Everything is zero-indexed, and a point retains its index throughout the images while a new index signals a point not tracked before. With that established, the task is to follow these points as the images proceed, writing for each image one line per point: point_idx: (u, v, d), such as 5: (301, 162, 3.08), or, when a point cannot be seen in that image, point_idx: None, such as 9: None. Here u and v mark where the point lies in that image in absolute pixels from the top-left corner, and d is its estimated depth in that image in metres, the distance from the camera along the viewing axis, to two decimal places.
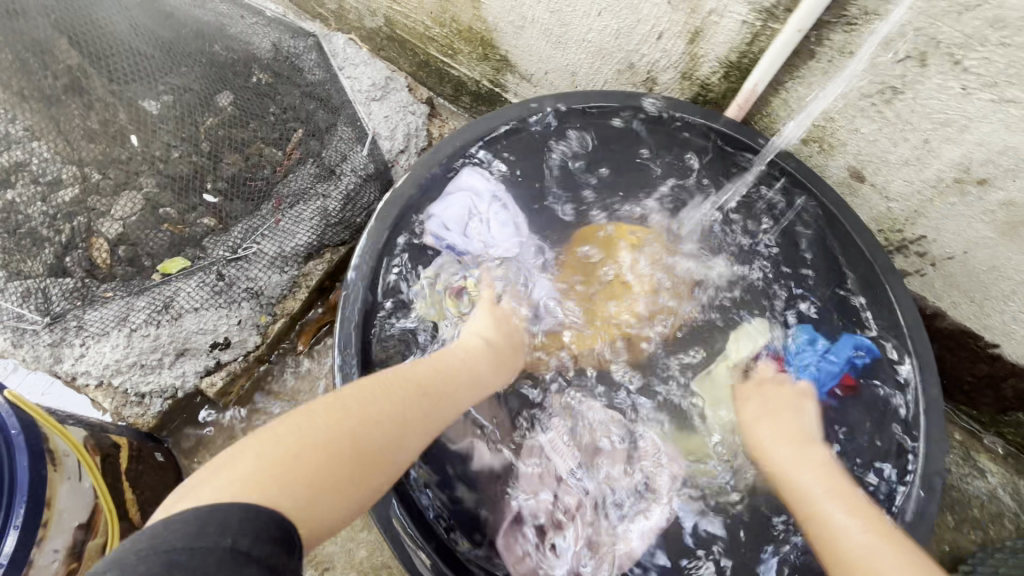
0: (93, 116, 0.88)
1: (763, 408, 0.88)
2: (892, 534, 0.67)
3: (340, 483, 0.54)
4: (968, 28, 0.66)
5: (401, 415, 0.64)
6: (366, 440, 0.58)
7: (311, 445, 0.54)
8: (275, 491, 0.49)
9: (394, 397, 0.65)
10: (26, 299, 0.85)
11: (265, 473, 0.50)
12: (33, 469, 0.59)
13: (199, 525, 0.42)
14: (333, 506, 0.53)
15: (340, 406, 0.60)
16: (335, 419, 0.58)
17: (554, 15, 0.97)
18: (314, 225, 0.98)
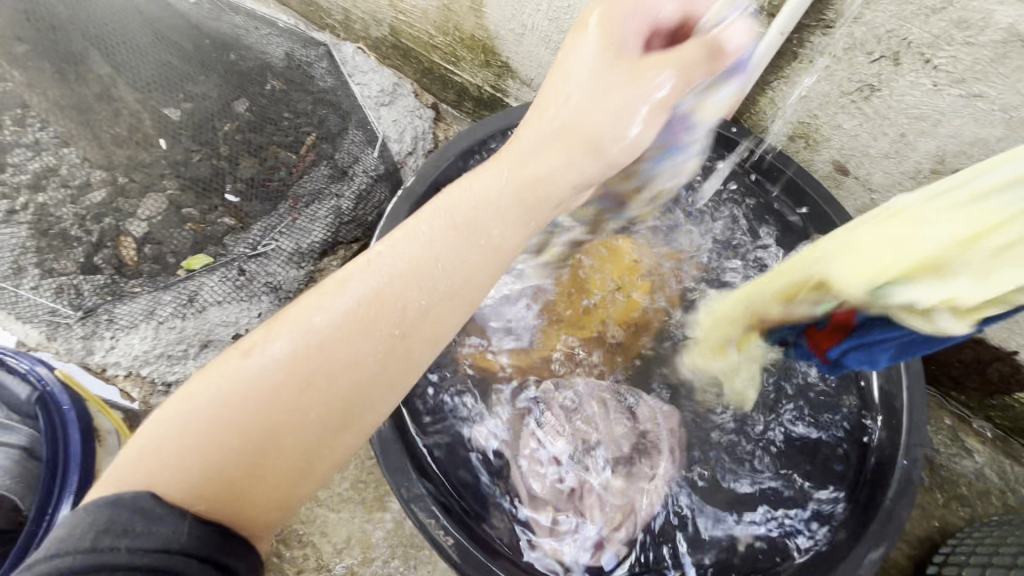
0: (120, 124, 0.95)
1: None
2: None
3: (258, 470, 0.47)
4: (936, 29, 0.72)
5: (328, 360, 0.48)
6: (283, 414, 0.47)
7: (198, 439, 0.46)
8: (182, 490, 0.44)
9: (319, 340, 0.48)
10: (60, 294, 0.90)
11: (167, 471, 0.45)
12: (82, 443, 0.67)
13: (77, 536, 0.40)
14: (266, 491, 0.47)
15: (242, 381, 0.47)
16: (233, 394, 0.46)
17: (553, 23, 1.03)
18: (328, 223, 1.04)
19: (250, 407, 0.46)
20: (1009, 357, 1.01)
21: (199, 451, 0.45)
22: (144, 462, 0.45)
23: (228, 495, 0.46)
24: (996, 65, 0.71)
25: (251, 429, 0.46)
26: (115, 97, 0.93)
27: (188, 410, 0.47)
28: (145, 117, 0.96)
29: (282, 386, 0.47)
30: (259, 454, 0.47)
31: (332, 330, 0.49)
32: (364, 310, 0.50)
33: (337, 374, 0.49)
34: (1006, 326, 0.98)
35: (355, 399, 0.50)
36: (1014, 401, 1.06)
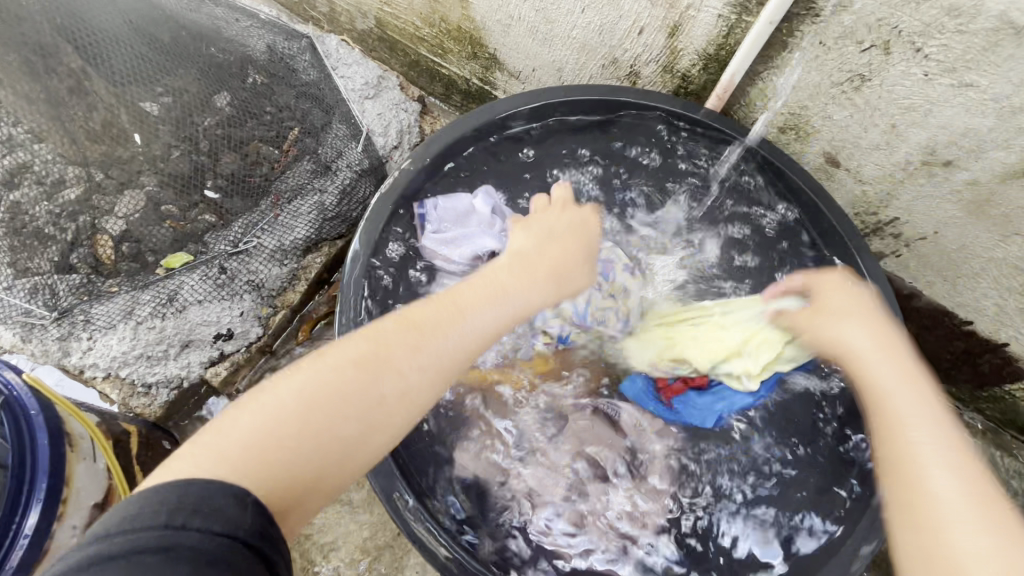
0: (95, 117, 0.89)
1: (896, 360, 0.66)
2: (970, 459, 0.57)
3: (334, 453, 0.54)
4: (927, 17, 0.70)
5: (395, 367, 0.58)
6: (367, 406, 0.56)
7: (302, 407, 0.54)
8: (245, 468, 0.49)
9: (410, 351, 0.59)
10: (34, 294, 0.88)
11: (264, 436, 0.51)
12: (53, 448, 0.62)
13: (136, 507, 0.42)
14: (323, 474, 0.53)
15: (349, 368, 0.56)
16: (334, 381, 0.55)
17: (540, 13, 1.01)
18: (312, 220, 1.03)
19: (349, 390, 0.55)
20: (1000, 348, 1.00)
21: (298, 420, 0.53)
22: (217, 443, 0.50)
23: (284, 482, 0.51)
24: (987, 54, 0.70)
25: (321, 418, 0.54)
26: (90, 92, 0.88)
27: (298, 384, 0.55)
28: (122, 112, 0.90)
29: (355, 382, 0.56)
30: (320, 440, 0.53)
31: (405, 343, 0.59)
32: (433, 328, 0.61)
33: (402, 379, 0.58)
34: (996, 319, 0.98)
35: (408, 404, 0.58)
36: (1006, 392, 1.06)
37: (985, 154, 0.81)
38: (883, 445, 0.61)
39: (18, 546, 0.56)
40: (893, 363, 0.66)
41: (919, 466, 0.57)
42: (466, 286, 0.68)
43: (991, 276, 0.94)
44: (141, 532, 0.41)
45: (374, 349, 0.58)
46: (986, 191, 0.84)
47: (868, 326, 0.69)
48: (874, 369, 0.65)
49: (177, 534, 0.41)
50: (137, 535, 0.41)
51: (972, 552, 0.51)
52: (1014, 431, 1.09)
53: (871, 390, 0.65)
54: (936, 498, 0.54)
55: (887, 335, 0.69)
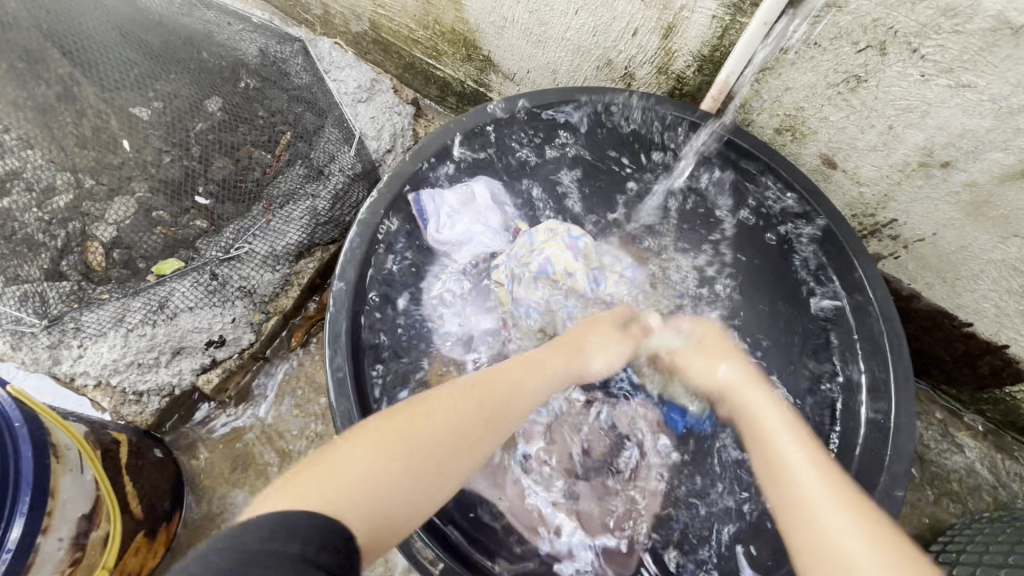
0: (84, 123, 0.89)
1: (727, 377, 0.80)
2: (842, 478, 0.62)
3: (420, 493, 0.58)
4: (923, 17, 0.69)
5: (474, 426, 0.63)
6: (451, 459, 0.60)
7: (402, 454, 0.57)
8: (350, 503, 0.52)
9: (486, 411, 0.65)
10: (24, 302, 0.87)
11: (369, 477, 0.54)
12: (37, 460, 0.61)
13: (267, 533, 0.44)
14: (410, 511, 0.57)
15: (444, 420, 0.61)
16: (429, 431, 0.60)
17: (533, 15, 1.00)
18: (304, 225, 1.02)
19: (444, 441, 0.60)
20: (1000, 350, 0.99)
21: (399, 464, 0.56)
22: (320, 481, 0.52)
23: (379, 523, 0.53)
24: (985, 54, 0.69)
25: (416, 465, 0.57)
26: (78, 98, 0.88)
27: (401, 431, 0.58)
28: (112, 118, 0.91)
29: (443, 435, 0.60)
30: (411, 486, 0.57)
31: (475, 403, 0.65)
32: (500, 391, 0.68)
33: (479, 435, 0.64)
34: (995, 321, 0.97)
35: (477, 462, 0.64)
36: (1006, 395, 1.04)
37: (983, 155, 0.80)
38: (769, 486, 0.65)
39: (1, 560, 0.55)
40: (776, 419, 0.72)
41: (791, 486, 0.61)
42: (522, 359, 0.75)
43: (991, 277, 0.92)
44: (275, 558, 0.42)
45: (457, 407, 0.63)
46: (985, 192, 0.83)
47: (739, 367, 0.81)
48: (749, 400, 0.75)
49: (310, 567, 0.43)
50: (267, 562, 0.41)
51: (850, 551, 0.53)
52: (1015, 433, 1.09)
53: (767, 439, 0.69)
54: (821, 519, 0.57)
55: (714, 350, 0.85)
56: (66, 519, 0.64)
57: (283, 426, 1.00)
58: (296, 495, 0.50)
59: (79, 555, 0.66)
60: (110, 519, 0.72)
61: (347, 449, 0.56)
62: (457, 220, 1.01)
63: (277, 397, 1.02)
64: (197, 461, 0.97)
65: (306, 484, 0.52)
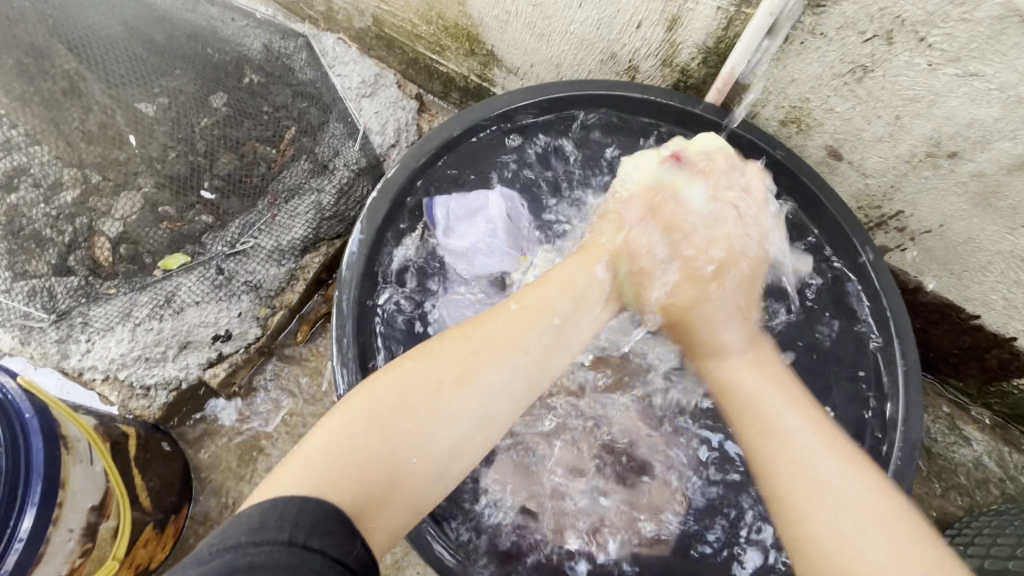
0: (90, 119, 0.90)
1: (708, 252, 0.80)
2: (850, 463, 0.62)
3: (400, 455, 0.57)
4: (930, 5, 0.69)
5: (468, 373, 0.63)
6: (428, 413, 0.60)
7: (367, 422, 0.57)
8: (329, 476, 0.53)
9: (458, 359, 0.63)
10: (32, 298, 0.88)
11: (341, 458, 0.54)
12: (47, 451, 0.61)
13: (260, 519, 0.46)
14: (404, 477, 0.57)
15: (410, 384, 0.60)
16: (399, 393, 0.60)
17: (537, 8, 1.00)
18: (310, 219, 1.02)
19: (414, 398, 0.60)
20: (1008, 343, 0.99)
21: (365, 434, 0.57)
22: (303, 458, 0.54)
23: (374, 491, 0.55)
24: (992, 42, 0.69)
25: (393, 426, 0.58)
26: (84, 93, 0.89)
27: (367, 401, 0.59)
28: (117, 112, 0.91)
29: (423, 393, 0.60)
30: (396, 448, 0.57)
31: (465, 349, 0.64)
32: (490, 340, 0.65)
33: (474, 383, 0.62)
34: (1004, 312, 0.96)
35: (486, 417, 0.63)
36: (1014, 387, 1.04)
37: (990, 145, 0.79)
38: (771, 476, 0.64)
39: (13, 549, 0.55)
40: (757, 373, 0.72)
41: (784, 477, 0.62)
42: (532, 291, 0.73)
43: (999, 268, 0.92)
44: (265, 546, 0.44)
45: (442, 361, 0.63)
46: (993, 182, 0.83)
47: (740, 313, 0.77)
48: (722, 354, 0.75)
49: (301, 552, 0.44)
50: (263, 548, 0.44)
51: (844, 539, 0.56)
52: (1022, 426, 1.08)
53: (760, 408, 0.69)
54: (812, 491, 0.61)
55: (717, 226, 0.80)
56: (76, 511, 0.65)
57: (289, 421, 1.00)
58: (276, 483, 0.52)
59: (89, 546, 0.67)
60: (120, 510, 0.73)
61: (333, 422, 0.57)
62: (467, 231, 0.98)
63: (284, 392, 1.02)
64: (204, 455, 0.98)
65: (293, 461, 0.54)
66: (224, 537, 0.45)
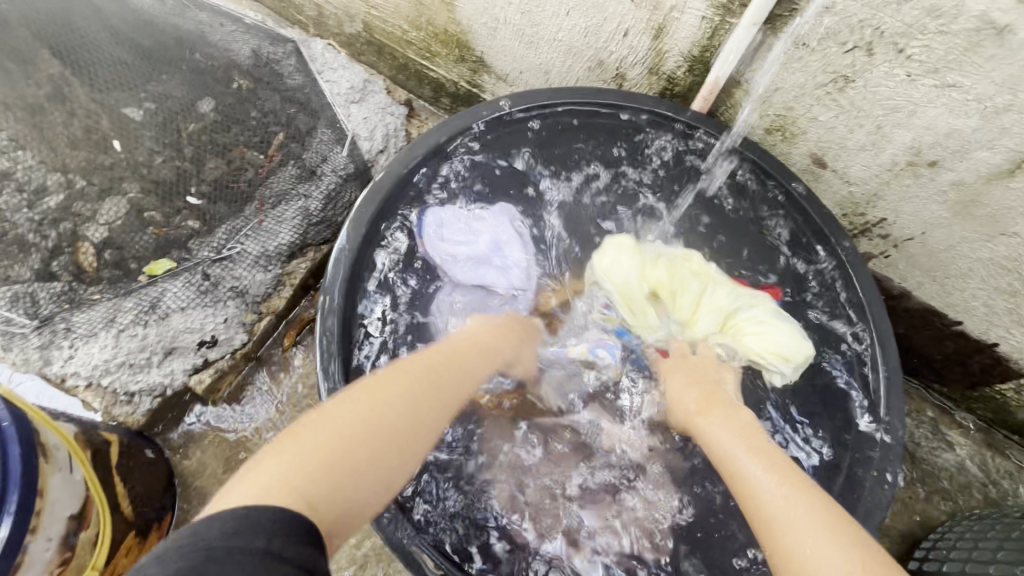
0: (75, 124, 0.91)
1: (687, 375, 0.87)
2: (780, 456, 0.69)
3: (361, 467, 0.58)
4: (908, 18, 0.70)
5: (414, 399, 0.67)
6: (386, 428, 0.62)
7: (331, 438, 0.57)
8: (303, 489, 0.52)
9: (410, 382, 0.69)
10: (15, 303, 0.87)
11: (299, 472, 0.53)
12: (25, 458, 0.60)
13: (237, 522, 0.44)
14: (361, 491, 0.57)
15: (367, 401, 0.63)
16: (355, 410, 0.61)
17: (525, 16, 1.01)
18: (297, 225, 1.02)
19: (373, 411, 0.62)
20: (989, 348, 1.00)
21: (329, 447, 0.56)
22: (262, 474, 0.52)
23: (348, 507, 0.55)
24: (969, 54, 0.70)
25: (357, 441, 0.59)
26: (70, 98, 0.90)
27: (322, 418, 0.59)
28: (104, 117, 0.92)
29: (396, 424, 0.63)
30: (362, 474, 0.58)
31: (428, 382, 0.70)
32: (443, 373, 0.73)
33: (432, 416, 0.68)
34: (985, 319, 0.97)
35: (425, 428, 0.67)
36: (995, 392, 1.05)
37: (969, 154, 0.80)
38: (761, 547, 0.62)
39: None
40: (709, 411, 0.79)
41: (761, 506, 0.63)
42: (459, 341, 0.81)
43: (980, 276, 0.93)
44: (244, 554, 0.42)
45: (412, 397, 0.67)
46: (972, 191, 0.84)
47: (682, 377, 0.87)
48: (710, 428, 0.76)
49: (275, 558, 0.43)
50: (238, 557, 0.41)
51: (805, 548, 0.57)
52: (1005, 430, 1.09)
53: (724, 459, 0.71)
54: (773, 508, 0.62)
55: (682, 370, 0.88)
56: (54, 520, 0.64)
57: (275, 426, 1.00)
58: (229, 496, 0.49)
59: (69, 555, 0.66)
60: (99, 518, 0.72)
61: (305, 436, 0.57)
62: (462, 228, 1.02)
63: (269, 398, 1.01)
64: (187, 462, 0.97)
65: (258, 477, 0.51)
66: (198, 535, 0.42)
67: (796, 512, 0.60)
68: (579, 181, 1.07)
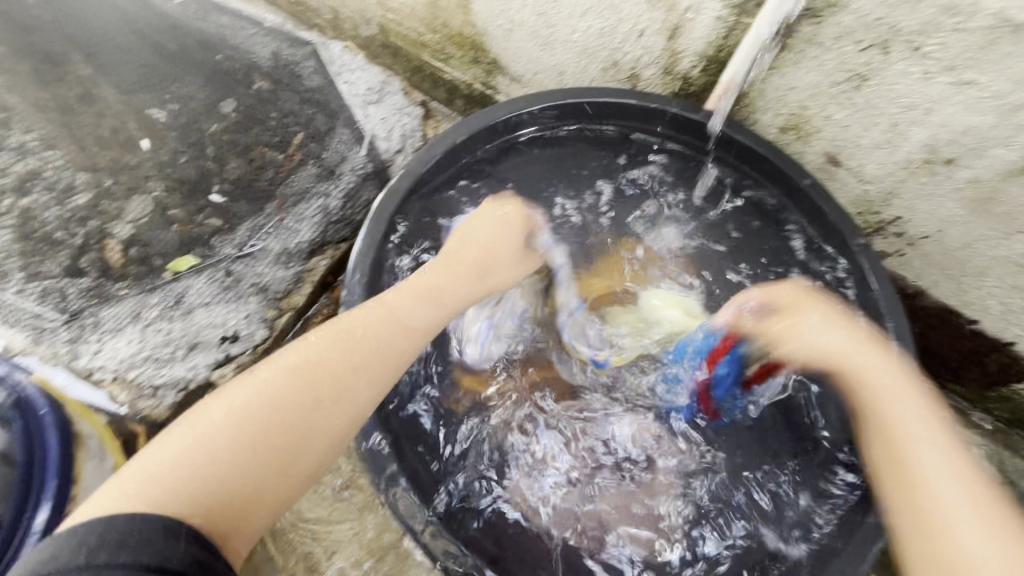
0: (104, 125, 0.95)
1: (827, 316, 0.73)
2: (956, 444, 0.63)
3: (253, 456, 0.57)
4: (924, 16, 0.71)
5: (322, 372, 0.62)
6: (285, 412, 0.60)
7: (219, 431, 0.57)
8: (166, 490, 0.53)
9: (318, 353, 0.63)
10: (45, 298, 0.89)
11: (179, 472, 0.54)
12: (60, 450, 0.67)
13: (117, 537, 0.47)
14: (261, 485, 0.57)
15: (270, 383, 0.60)
16: (254, 397, 0.59)
17: (540, 17, 1.02)
18: (317, 223, 1.03)
19: (274, 395, 0.60)
20: (1007, 347, 1.00)
21: (218, 442, 0.56)
22: (144, 474, 0.54)
23: (234, 502, 0.55)
24: (986, 52, 0.70)
25: (251, 430, 0.58)
26: (97, 99, 0.96)
27: (217, 405, 0.59)
28: (130, 119, 0.96)
29: (284, 405, 0.60)
30: (256, 464, 0.57)
31: (337, 355, 0.64)
32: (362, 338, 0.67)
33: (338, 388, 0.63)
34: (1003, 317, 0.97)
35: (343, 401, 0.63)
36: (1013, 391, 1.05)
37: (986, 152, 0.81)
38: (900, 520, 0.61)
39: (30, 540, 0.62)
40: (872, 353, 0.70)
41: (919, 491, 0.60)
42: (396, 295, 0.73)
43: (997, 273, 0.93)
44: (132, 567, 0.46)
45: (317, 367, 0.62)
46: (989, 189, 0.84)
47: (839, 324, 0.73)
48: (876, 383, 0.68)
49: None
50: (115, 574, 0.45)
51: (966, 555, 0.55)
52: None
53: (881, 409, 0.66)
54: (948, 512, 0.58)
55: (835, 317, 0.73)
56: None
57: None
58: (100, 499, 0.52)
59: None
60: None
61: (184, 428, 0.57)
62: None
63: None
64: None
65: (135, 477, 0.53)
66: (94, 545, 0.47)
67: (968, 516, 0.57)
68: (598, 191, 1.06)
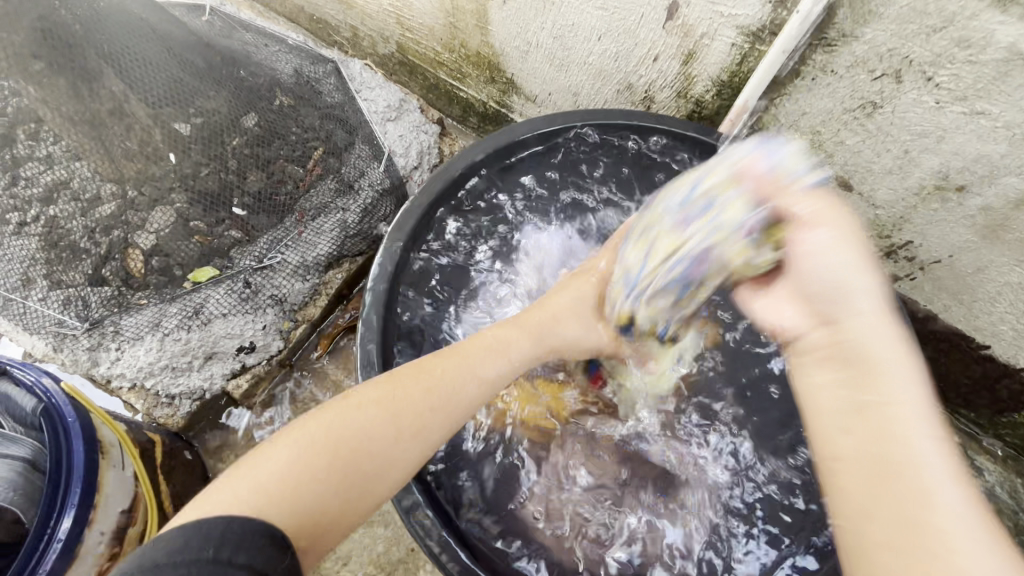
0: (131, 137, 0.91)
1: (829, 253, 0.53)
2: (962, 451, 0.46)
3: (354, 480, 0.57)
4: (937, 48, 0.72)
5: (425, 406, 0.64)
6: (384, 443, 0.60)
7: (331, 440, 0.57)
8: (265, 502, 0.51)
9: (431, 388, 0.65)
10: (67, 306, 0.91)
11: (283, 480, 0.53)
12: (85, 453, 0.69)
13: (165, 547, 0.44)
14: (351, 508, 0.57)
15: (387, 400, 0.62)
16: (372, 410, 0.60)
17: (557, 40, 1.05)
18: (334, 237, 1.07)
19: (385, 416, 0.61)
20: (1018, 373, 1.00)
21: (327, 452, 0.56)
22: (252, 474, 0.53)
23: (315, 511, 0.54)
24: (998, 82, 0.72)
25: (357, 451, 0.58)
26: (128, 114, 0.89)
27: (336, 414, 0.59)
28: (156, 134, 0.92)
29: (384, 435, 0.60)
30: (349, 485, 0.56)
31: (424, 393, 0.64)
32: (459, 380, 0.67)
33: (429, 428, 0.63)
34: (1013, 343, 0.97)
35: (428, 443, 0.63)
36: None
37: (997, 180, 0.81)
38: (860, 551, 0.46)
39: (52, 548, 0.63)
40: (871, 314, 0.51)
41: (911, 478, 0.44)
42: (493, 337, 0.74)
43: (1009, 300, 0.93)
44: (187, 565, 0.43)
45: (429, 398, 0.64)
46: (1001, 216, 0.85)
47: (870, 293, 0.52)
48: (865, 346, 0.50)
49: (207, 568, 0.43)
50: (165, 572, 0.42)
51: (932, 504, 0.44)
52: None
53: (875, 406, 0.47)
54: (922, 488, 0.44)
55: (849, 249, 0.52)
56: (108, 514, 0.71)
57: None
58: (214, 497, 0.51)
59: (118, 549, 0.72)
60: (146, 515, 0.78)
61: (277, 446, 0.56)
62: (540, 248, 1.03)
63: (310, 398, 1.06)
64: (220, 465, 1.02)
65: (225, 485, 0.53)
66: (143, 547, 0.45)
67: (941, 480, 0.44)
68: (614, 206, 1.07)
